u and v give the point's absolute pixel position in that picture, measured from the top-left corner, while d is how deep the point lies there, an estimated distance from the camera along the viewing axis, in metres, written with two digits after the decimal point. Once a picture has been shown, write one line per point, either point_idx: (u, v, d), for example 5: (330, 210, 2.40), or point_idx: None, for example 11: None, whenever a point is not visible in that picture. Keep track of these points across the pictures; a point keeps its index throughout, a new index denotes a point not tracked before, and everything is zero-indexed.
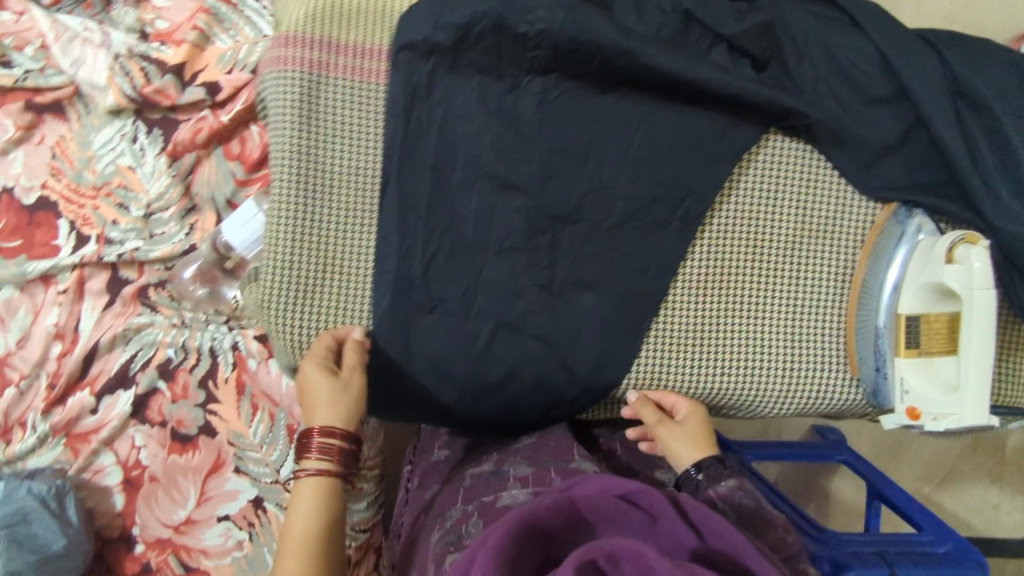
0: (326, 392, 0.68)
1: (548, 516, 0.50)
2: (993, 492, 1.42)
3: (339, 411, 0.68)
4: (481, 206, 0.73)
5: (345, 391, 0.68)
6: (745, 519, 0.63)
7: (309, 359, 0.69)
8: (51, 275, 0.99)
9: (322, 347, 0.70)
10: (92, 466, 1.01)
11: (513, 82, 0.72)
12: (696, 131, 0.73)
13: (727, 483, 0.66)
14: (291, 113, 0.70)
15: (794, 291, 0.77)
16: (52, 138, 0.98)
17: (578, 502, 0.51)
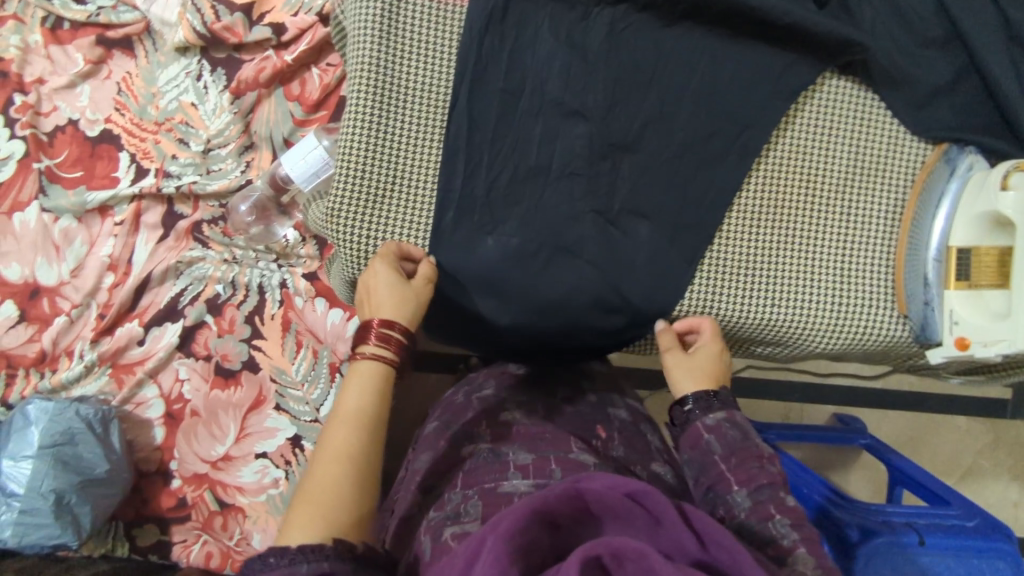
0: (395, 289, 0.67)
1: (553, 507, 0.46)
2: (1015, 488, 1.23)
3: (404, 312, 0.67)
4: (546, 131, 0.74)
5: (412, 293, 0.68)
6: (735, 455, 0.64)
7: (379, 259, 0.69)
8: (109, 206, 1.02)
9: (389, 252, 0.70)
10: (136, 397, 1.03)
11: (585, 12, 0.73)
12: (758, 65, 0.74)
13: (716, 416, 0.67)
14: (372, 27, 0.72)
15: (845, 227, 0.77)
16: (118, 73, 1.02)
17: (586, 493, 0.47)
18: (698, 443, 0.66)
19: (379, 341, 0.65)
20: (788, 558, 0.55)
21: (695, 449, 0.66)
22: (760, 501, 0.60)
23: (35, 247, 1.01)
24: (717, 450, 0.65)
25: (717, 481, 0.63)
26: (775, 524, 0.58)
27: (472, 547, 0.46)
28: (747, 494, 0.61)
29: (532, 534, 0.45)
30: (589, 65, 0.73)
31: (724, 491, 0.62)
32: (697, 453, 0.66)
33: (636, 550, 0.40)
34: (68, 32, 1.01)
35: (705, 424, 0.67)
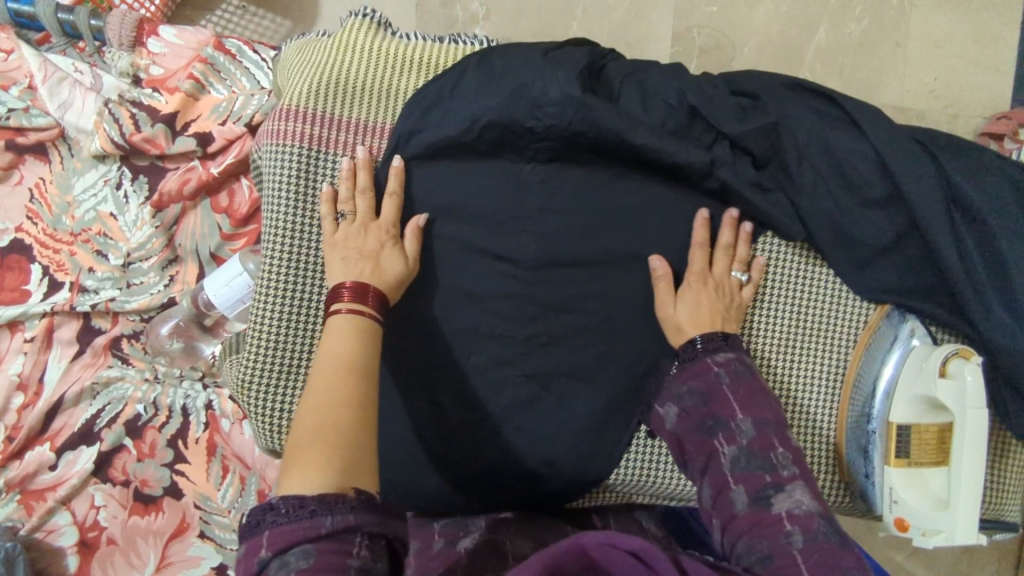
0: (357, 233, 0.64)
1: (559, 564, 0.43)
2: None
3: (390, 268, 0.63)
4: (475, 291, 0.70)
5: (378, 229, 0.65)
6: (741, 389, 0.63)
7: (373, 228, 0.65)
8: (18, 321, 0.94)
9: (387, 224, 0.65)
10: (46, 525, 0.95)
11: (514, 171, 0.68)
12: (694, 227, 0.71)
13: (728, 354, 0.66)
14: (285, 187, 0.67)
15: (786, 389, 0.74)
16: (31, 179, 0.94)
17: (587, 549, 0.44)
18: (704, 374, 0.65)
19: (353, 298, 0.60)
20: (787, 486, 0.57)
21: (699, 382, 0.65)
22: (763, 433, 0.61)
23: None
24: (726, 384, 0.64)
25: (721, 409, 0.63)
26: (777, 455, 0.59)
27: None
28: (752, 422, 0.61)
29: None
30: (519, 219, 0.69)
31: (727, 419, 0.62)
32: (703, 383, 0.65)
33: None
34: None
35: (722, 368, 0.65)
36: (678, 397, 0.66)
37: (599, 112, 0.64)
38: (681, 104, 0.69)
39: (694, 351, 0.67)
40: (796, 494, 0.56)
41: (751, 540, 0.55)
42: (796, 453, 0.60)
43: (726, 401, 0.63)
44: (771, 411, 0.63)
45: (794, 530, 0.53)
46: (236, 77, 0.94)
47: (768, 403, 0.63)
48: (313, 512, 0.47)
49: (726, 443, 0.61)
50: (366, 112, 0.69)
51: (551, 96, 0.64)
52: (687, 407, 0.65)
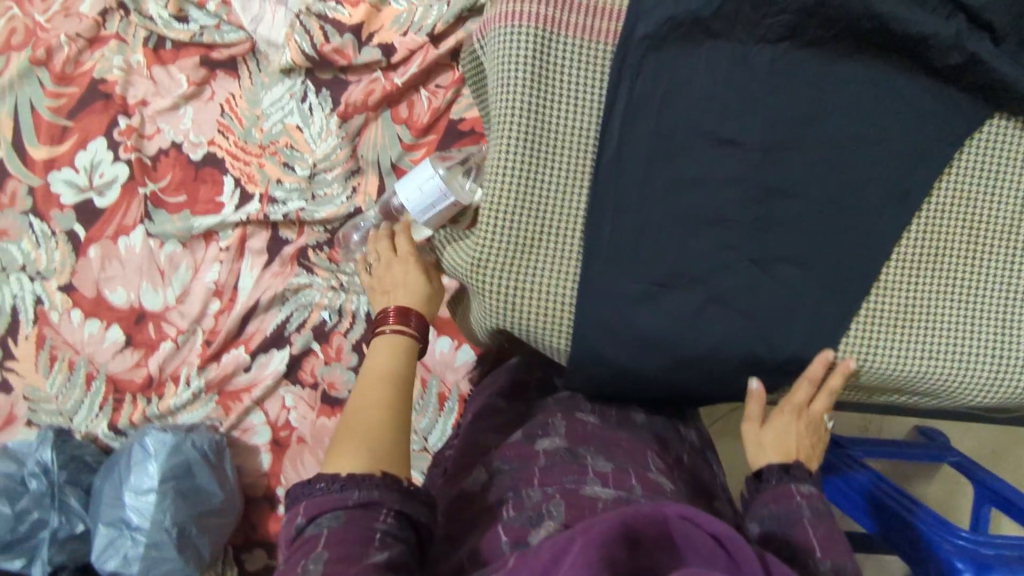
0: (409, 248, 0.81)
1: (637, 527, 0.48)
2: None
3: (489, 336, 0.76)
4: (700, 174, 0.69)
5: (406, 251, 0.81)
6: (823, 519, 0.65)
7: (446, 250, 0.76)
8: (214, 231, 1.00)
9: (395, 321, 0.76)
10: (243, 423, 1.02)
11: (745, 50, 0.68)
12: (926, 104, 0.69)
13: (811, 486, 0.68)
14: (519, 68, 0.68)
15: (1005, 278, 0.74)
16: (222, 94, 0.99)
17: (669, 518, 0.49)
18: (787, 499, 0.67)
19: (398, 317, 0.77)
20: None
21: (781, 507, 0.67)
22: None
23: (140, 272, 1.01)
24: (807, 511, 0.66)
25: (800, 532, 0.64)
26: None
27: (556, 548, 0.48)
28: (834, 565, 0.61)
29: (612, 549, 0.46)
30: (747, 100, 0.68)
31: (811, 554, 0.62)
32: (784, 507, 0.67)
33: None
34: (170, 52, 0.99)
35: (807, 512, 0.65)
36: (761, 519, 0.68)
37: None
38: None
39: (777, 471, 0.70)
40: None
41: None
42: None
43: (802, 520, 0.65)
44: (850, 556, 0.62)
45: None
46: None
47: (846, 552, 0.63)
48: (341, 488, 0.61)
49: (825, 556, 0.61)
50: None
51: None
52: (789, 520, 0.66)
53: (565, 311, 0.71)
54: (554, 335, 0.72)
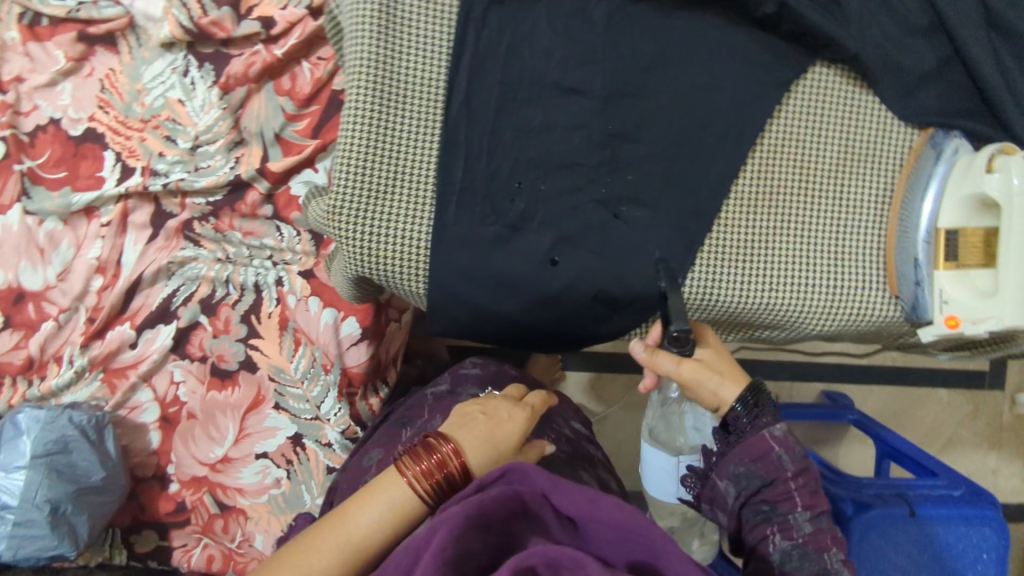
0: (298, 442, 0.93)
1: (491, 513, 0.51)
2: (953, 429, 1.45)
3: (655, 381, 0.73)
4: (546, 120, 0.74)
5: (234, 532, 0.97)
6: (801, 474, 0.69)
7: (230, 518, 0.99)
8: (95, 207, 1.00)
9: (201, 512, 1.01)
10: (130, 402, 1.01)
11: (582, 4, 0.73)
12: (750, 54, 0.75)
13: (781, 427, 0.71)
14: (367, 20, 0.71)
15: (838, 212, 0.78)
16: (101, 70, 0.99)
17: (516, 498, 0.52)
18: (763, 457, 0.69)
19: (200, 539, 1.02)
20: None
21: (761, 461, 0.69)
22: (818, 531, 0.67)
23: (19, 251, 0.99)
24: (787, 467, 0.69)
25: (781, 498, 0.68)
26: (830, 558, 0.65)
27: (416, 545, 0.50)
28: (809, 519, 0.67)
29: (466, 542, 0.49)
30: (586, 50, 0.73)
31: (788, 507, 0.68)
32: (760, 450, 0.69)
33: (572, 559, 0.44)
34: (47, 28, 0.99)
35: (789, 477, 0.68)
36: (734, 476, 0.70)
37: None
38: None
39: (747, 422, 0.70)
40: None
41: (745, 479, 0.69)
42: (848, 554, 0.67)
43: (786, 489, 0.68)
44: (823, 500, 0.69)
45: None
46: None
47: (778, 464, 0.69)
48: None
49: (780, 533, 0.67)
50: None
51: None
52: (743, 488, 0.70)
53: (421, 252, 0.73)
54: (412, 278, 0.74)
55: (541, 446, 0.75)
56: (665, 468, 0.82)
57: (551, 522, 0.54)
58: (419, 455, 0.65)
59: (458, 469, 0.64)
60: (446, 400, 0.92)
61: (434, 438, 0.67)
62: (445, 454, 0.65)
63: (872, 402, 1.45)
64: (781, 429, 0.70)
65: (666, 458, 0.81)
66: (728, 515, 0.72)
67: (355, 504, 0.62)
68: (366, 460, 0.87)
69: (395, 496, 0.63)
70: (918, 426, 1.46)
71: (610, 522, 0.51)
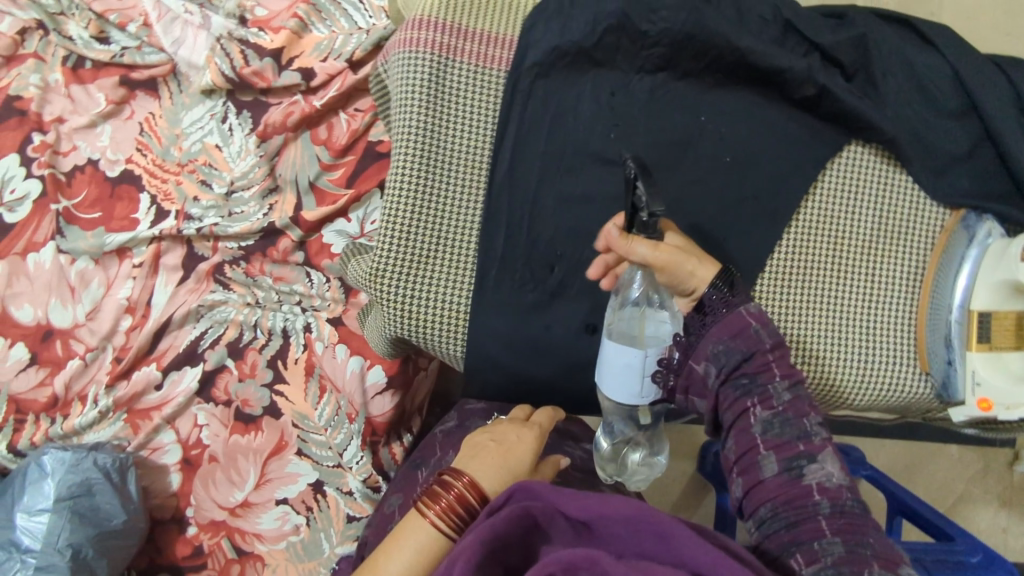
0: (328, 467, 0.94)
1: (507, 531, 0.51)
2: (966, 484, 1.45)
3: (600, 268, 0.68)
4: (588, 188, 0.75)
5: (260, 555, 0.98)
6: (779, 347, 0.64)
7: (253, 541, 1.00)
8: (128, 248, 1.01)
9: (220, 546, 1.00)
10: (152, 443, 1.01)
11: (625, 78, 0.75)
12: (787, 133, 0.77)
13: (756, 303, 0.65)
14: (418, 91, 0.73)
15: (871, 288, 0.79)
16: (141, 113, 1.01)
17: (530, 513, 0.52)
18: (743, 331, 0.63)
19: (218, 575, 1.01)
20: (818, 456, 0.58)
21: (740, 337, 0.63)
22: (797, 399, 0.62)
23: (49, 289, 1.00)
24: (766, 340, 0.63)
25: (760, 370, 0.62)
26: (810, 423, 0.60)
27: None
28: (788, 387, 0.62)
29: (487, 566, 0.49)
30: (629, 123, 0.75)
31: (768, 379, 0.62)
32: (738, 327, 0.63)
33: (585, 559, 0.45)
34: (90, 71, 1.01)
35: (767, 347, 0.63)
36: (713, 355, 0.64)
37: (707, 19, 0.72)
38: (776, 19, 0.76)
39: (720, 299, 0.64)
40: (828, 466, 0.58)
41: (726, 352, 0.63)
42: (827, 421, 0.61)
43: (766, 361, 0.63)
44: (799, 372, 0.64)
45: (823, 500, 0.56)
46: (336, 18, 1.00)
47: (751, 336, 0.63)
48: None
49: (760, 404, 0.61)
50: (490, 25, 0.75)
51: (664, 2, 0.71)
52: (721, 366, 0.63)
53: (460, 316, 0.74)
54: (450, 342, 0.75)
55: (555, 459, 0.76)
56: (631, 366, 0.63)
57: (565, 528, 0.53)
58: (437, 494, 0.63)
59: (476, 497, 0.63)
60: (457, 436, 0.90)
61: (448, 474, 0.65)
62: (462, 487, 0.63)
63: (884, 456, 1.46)
64: (756, 305, 0.65)
65: (633, 353, 0.62)
66: (707, 397, 0.65)
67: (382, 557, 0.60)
68: (387, 506, 0.86)
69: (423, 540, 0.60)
70: (930, 480, 1.46)
71: (620, 521, 0.51)
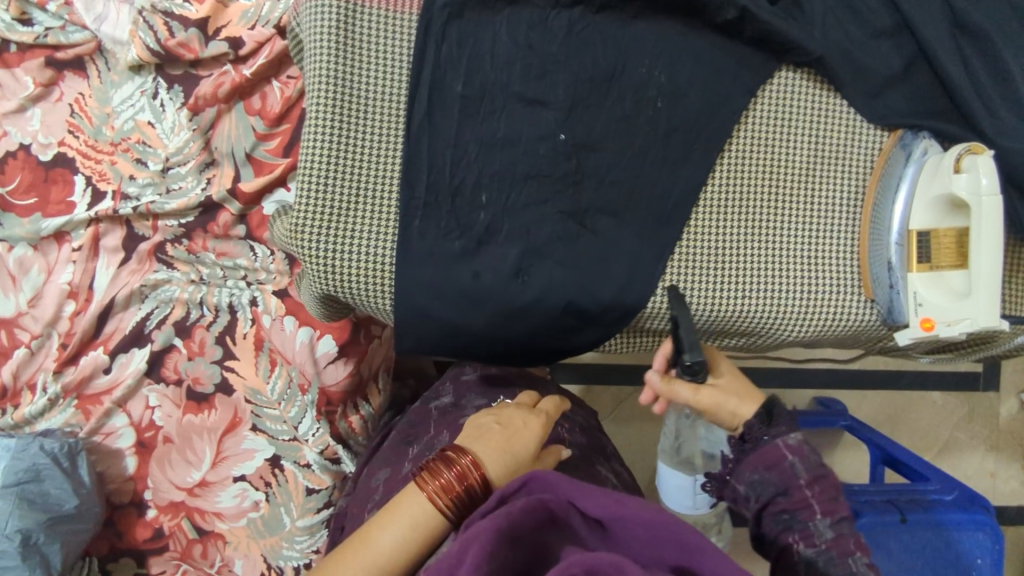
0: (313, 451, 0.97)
1: (519, 524, 0.49)
2: (952, 432, 1.43)
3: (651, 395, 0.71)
4: (511, 128, 0.73)
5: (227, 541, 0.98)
6: (817, 481, 0.64)
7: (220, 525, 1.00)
8: (65, 232, 0.99)
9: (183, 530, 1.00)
10: (104, 428, 1.00)
11: (543, 13, 0.72)
12: (713, 62, 0.75)
13: (797, 435, 0.66)
14: (326, 37, 0.70)
15: (810, 217, 0.78)
16: (71, 95, 0.99)
17: (546, 505, 0.50)
18: (778, 464, 0.65)
19: (182, 557, 1.01)
20: None
21: (775, 470, 0.65)
22: (841, 536, 0.61)
23: None
24: (802, 475, 0.64)
25: (798, 505, 0.63)
26: (854, 561, 0.60)
27: (445, 565, 0.48)
28: (829, 524, 0.62)
29: (499, 556, 0.47)
30: (548, 61, 0.73)
31: (806, 516, 0.63)
32: (772, 460, 0.65)
33: (611, 564, 0.43)
34: (15, 55, 0.98)
35: (801, 481, 0.64)
36: (749, 483, 0.66)
37: None
38: None
39: (761, 429, 0.67)
40: None
41: (763, 474, 0.65)
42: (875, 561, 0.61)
43: (803, 497, 0.63)
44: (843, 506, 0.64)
45: None
46: None
47: (785, 469, 0.65)
48: None
49: (801, 539, 0.62)
50: None
51: None
52: (757, 495, 0.65)
53: (387, 267, 0.72)
54: (378, 295, 0.73)
55: (557, 450, 0.73)
56: None
57: (579, 526, 0.52)
58: (438, 470, 0.63)
59: (478, 481, 0.62)
60: (451, 415, 0.88)
61: (452, 451, 0.65)
62: (464, 466, 0.63)
63: (867, 407, 1.42)
64: (796, 437, 0.66)
65: None
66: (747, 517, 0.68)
67: (376, 526, 0.61)
68: (372, 482, 0.85)
69: (419, 510, 0.61)
70: (915, 429, 1.44)
71: (640, 522, 0.49)
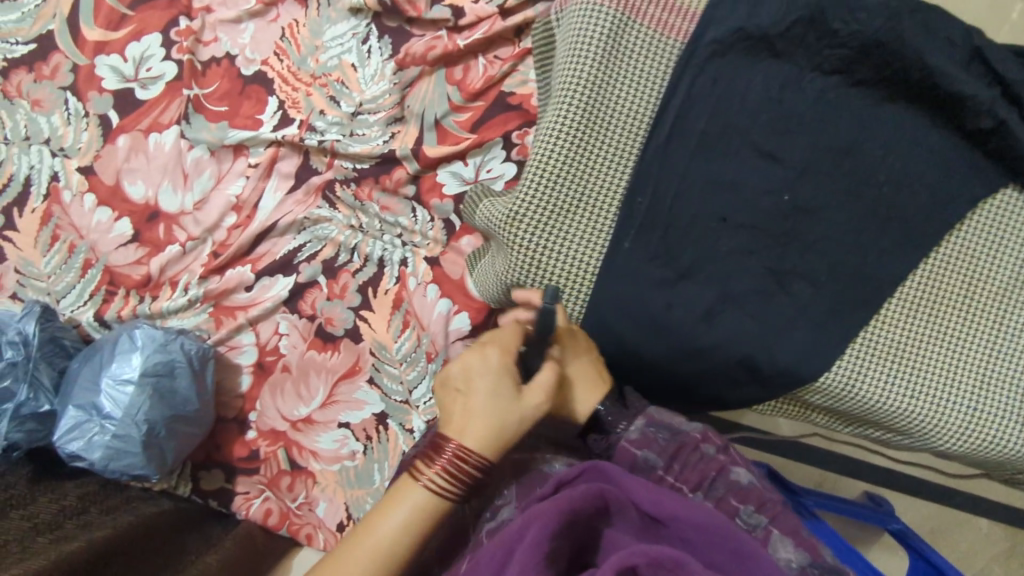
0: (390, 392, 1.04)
1: (581, 508, 0.54)
2: None
3: None
4: (739, 174, 0.73)
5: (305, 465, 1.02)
6: (674, 460, 0.67)
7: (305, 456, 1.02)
8: (246, 147, 1.02)
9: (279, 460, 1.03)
10: (231, 341, 1.03)
11: (800, 72, 0.72)
12: (952, 162, 0.74)
13: (639, 427, 0.70)
14: (595, 45, 0.72)
15: (997, 338, 0.77)
16: (286, 19, 1.02)
17: (606, 496, 0.55)
18: (632, 461, 0.68)
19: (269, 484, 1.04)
20: (771, 549, 0.59)
21: (636, 470, 0.67)
22: (722, 498, 0.64)
23: (164, 171, 1.01)
24: (658, 463, 0.67)
25: (674, 492, 0.65)
26: (744, 517, 0.62)
27: (504, 546, 0.53)
28: (704, 495, 0.65)
29: (561, 537, 0.52)
30: (793, 120, 0.72)
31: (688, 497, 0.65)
32: (627, 461, 0.68)
33: (671, 559, 0.47)
34: None
35: (660, 467, 0.67)
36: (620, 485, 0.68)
37: (907, 31, 0.69)
38: (965, 43, 0.71)
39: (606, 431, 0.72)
40: (783, 552, 0.59)
41: (636, 475, 0.67)
42: (762, 505, 0.63)
43: (669, 482, 0.66)
44: (713, 465, 0.67)
45: None
46: None
47: (650, 466, 0.67)
48: None
49: None
50: None
51: (862, 5, 0.70)
52: None
53: (588, 275, 0.74)
54: (571, 299, 0.76)
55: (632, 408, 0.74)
56: None
57: (634, 519, 0.56)
58: (432, 458, 0.65)
59: (477, 461, 0.64)
60: None
61: (440, 437, 0.66)
62: (455, 452, 0.64)
63: None
64: (635, 429, 0.70)
65: None
66: None
67: (376, 516, 0.64)
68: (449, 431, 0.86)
69: (416, 496, 0.64)
70: None
71: (694, 524, 0.54)
